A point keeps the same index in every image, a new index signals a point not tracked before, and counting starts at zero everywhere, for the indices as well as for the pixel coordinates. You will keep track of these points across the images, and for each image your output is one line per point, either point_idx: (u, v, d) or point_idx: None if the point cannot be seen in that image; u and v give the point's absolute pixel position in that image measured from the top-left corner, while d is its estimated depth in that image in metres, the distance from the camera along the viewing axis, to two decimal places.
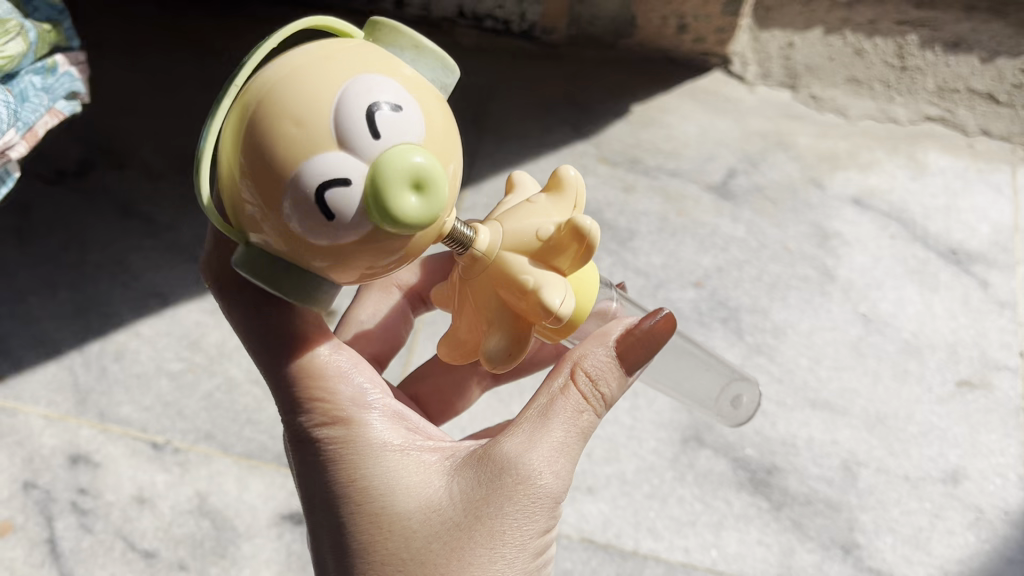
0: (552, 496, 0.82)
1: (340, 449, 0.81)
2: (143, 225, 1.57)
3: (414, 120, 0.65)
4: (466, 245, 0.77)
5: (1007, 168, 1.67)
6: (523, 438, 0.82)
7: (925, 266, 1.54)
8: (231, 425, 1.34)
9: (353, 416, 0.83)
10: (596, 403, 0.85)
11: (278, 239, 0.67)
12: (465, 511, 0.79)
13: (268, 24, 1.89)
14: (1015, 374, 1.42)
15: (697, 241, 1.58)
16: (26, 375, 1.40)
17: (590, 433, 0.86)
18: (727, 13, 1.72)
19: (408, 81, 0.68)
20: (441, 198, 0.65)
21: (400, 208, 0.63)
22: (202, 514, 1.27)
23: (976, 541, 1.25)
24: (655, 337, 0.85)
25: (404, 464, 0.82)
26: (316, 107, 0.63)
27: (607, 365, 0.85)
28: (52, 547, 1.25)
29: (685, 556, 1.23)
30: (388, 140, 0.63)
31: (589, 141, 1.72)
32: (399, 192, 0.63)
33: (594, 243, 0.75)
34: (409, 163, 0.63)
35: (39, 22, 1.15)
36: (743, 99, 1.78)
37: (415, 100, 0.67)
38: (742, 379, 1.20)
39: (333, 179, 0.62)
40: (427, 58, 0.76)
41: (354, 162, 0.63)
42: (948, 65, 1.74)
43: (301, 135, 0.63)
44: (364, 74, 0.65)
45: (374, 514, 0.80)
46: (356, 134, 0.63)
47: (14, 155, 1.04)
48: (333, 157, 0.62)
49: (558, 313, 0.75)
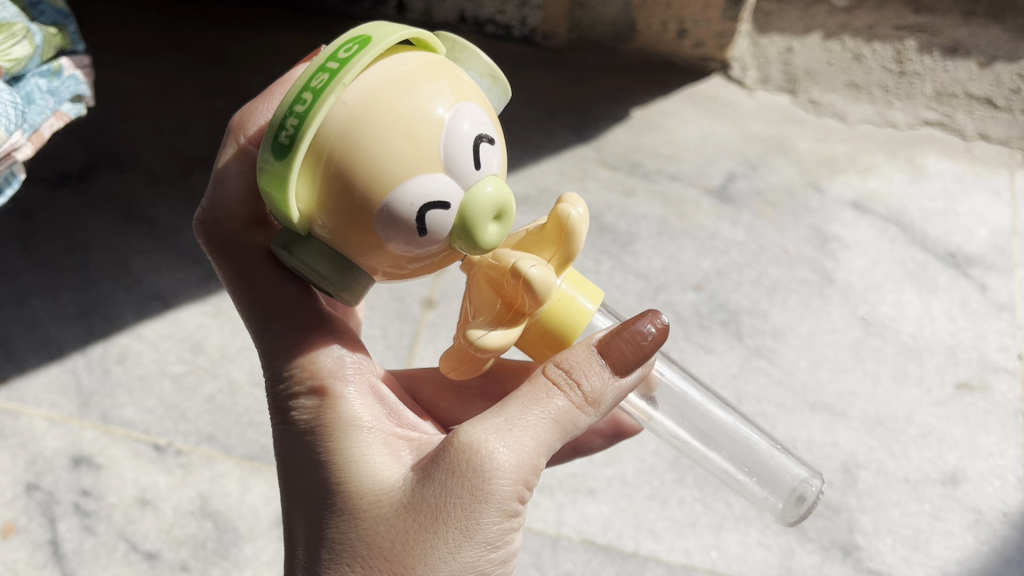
0: (509, 478, 0.75)
1: (306, 415, 0.81)
2: (145, 228, 1.58)
3: (498, 155, 0.70)
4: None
5: (1005, 172, 1.68)
6: (483, 420, 0.77)
7: (924, 269, 1.55)
8: (233, 427, 1.35)
9: (324, 381, 0.81)
10: (570, 393, 0.78)
11: (346, 238, 0.69)
12: (414, 488, 0.76)
13: (270, 30, 1.91)
14: (1014, 377, 1.42)
15: (697, 245, 1.58)
16: (28, 377, 1.40)
17: (572, 425, 0.79)
18: (726, 18, 1.73)
19: (493, 114, 0.72)
20: (510, 225, 0.71)
21: (483, 236, 0.68)
22: (204, 515, 1.27)
23: (976, 542, 1.26)
24: (643, 334, 0.79)
25: (365, 437, 0.80)
26: (424, 128, 0.65)
27: (583, 352, 0.78)
28: (55, 548, 1.25)
29: (686, 557, 1.23)
30: (484, 171, 0.68)
31: (590, 145, 1.73)
32: (487, 223, 0.68)
33: (574, 227, 0.76)
34: (491, 194, 0.67)
35: (45, 25, 1.17)
36: (742, 104, 1.80)
37: (499, 133, 0.71)
38: (812, 476, 1.02)
39: (434, 200, 0.66)
40: (498, 90, 0.78)
41: (453, 185, 0.66)
42: (946, 70, 1.75)
43: (408, 151, 0.65)
44: (468, 102, 0.68)
45: (330, 485, 0.78)
46: (461, 161, 0.66)
47: (20, 156, 1.06)
48: (436, 179, 0.66)
49: (531, 280, 0.72)
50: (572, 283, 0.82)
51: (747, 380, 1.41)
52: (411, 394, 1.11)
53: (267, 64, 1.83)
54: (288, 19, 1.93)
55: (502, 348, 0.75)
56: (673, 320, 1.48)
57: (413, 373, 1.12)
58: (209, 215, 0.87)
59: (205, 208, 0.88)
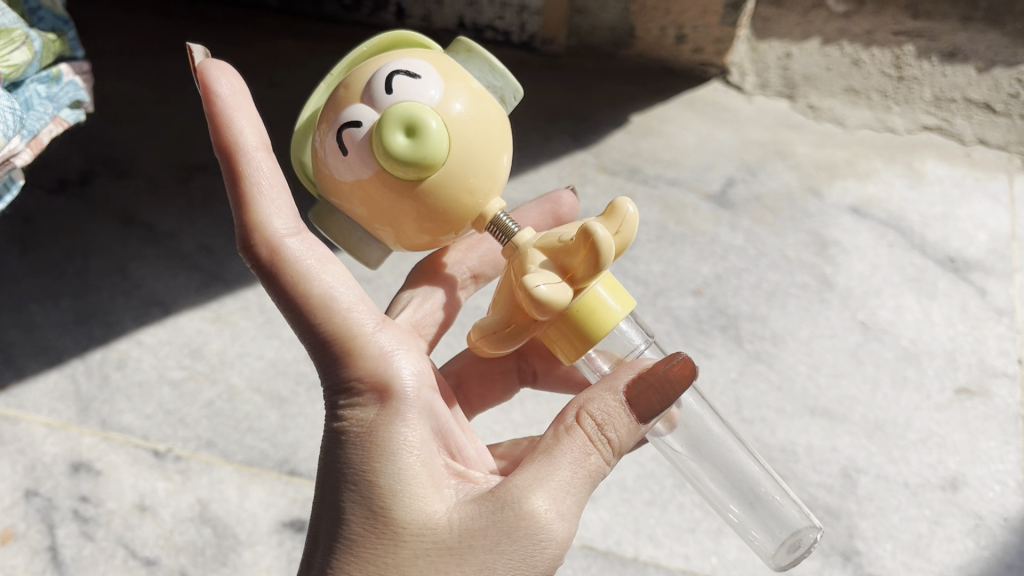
0: (554, 545, 0.78)
1: (360, 433, 0.80)
2: (145, 234, 1.59)
3: (428, 87, 0.83)
4: (509, 237, 0.88)
5: (1004, 177, 1.68)
6: (535, 476, 0.78)
7: (923, 274, 1.55)
8: (232, 433, 1.35)
9: (385, 404, 0.81)
10: (602, 450, 0.80)
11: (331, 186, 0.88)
12: (463, 536, 0.77)
13: (270, 37, 1.92)
14: (1014, 381, 1.42)
15: (697, 250, 1.59)
16: (27, 383, 1.40)
17: (600, 478, 0.82)
18: (725, 24, 1.73)
19: (445, 68, 0.86)
20: (426, 142, 0.79)
21: (386, 141, 0.79)
22: (203, 521, 1.27)
23: (976, 547, 1.25)
24: (670, 386, 0.81)
25: (420, 471, 0.80)
26: (360, 75, 0.85)
27: (616, 409, 0.81)
28: (54, 555, 1.24)
29: (686, 563, 1.23)
30: (396, 96, 0.82)
31: (589, 151, 1.73)
32: (392, 130, 0.79)
33: (594, 245, 0.78)
34: (400, 112, 0.79)
35: (44, 31, 1.17)
36: (741, 109, 1.81)
37: (441, 78, 0.84)
38: (812, 526, 0.99)
39: (349, 121, 0.83)
40: (477, 63, 0.94)
41: (369, 110, 0.82)
42: (945, 75, 1.75)
43: (344, 93, 0.85)
44: (413, 58, 0.86)
45: (376, 511, 0.78)
46: (377, 91, 0.82)
47: (20, 162, 1.06)
48: (356, 108, 0.83)
49: (530, 298, 0.78)
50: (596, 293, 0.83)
51: (747, 385, 1.41)
52: (460, 392, 1.12)
53: (268, 70, 1.84)
54: (290, 27, 1.95)
55: (500, 346, 0.85)
56: (672, 325, 1.48)
57: (456, 369, 1.12)
58: (266, 225, 0.80)
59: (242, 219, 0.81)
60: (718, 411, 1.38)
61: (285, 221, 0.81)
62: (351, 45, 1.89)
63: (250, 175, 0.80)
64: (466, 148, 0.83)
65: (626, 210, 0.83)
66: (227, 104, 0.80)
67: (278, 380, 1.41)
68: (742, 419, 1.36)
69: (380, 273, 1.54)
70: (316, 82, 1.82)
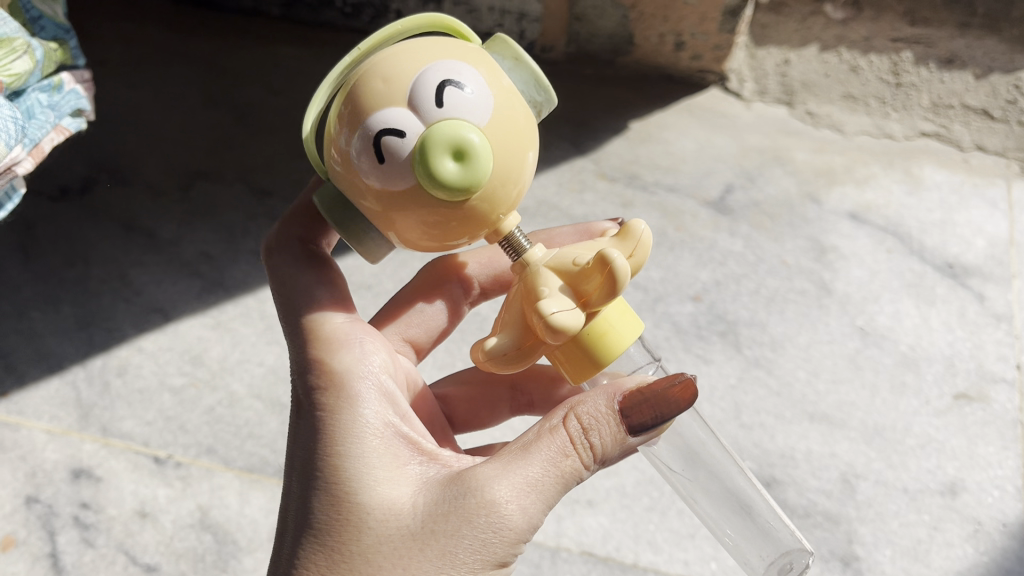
0: (514, 532, 0.78)
1: (322, 414, 0.81)
2: (146, 241, 1.59)
3: (477, 109, 0.77)
4: (519, 254, 0.86)
5: (1002, 183, 1.69)
6: (500, 465, 0.79)
7: (922, 279, 1.56)
8: (233, 439, 1.35)
9: (350, 388, 0.83)
10: (581, 453, 0.81)
11: (354, 188, 0.81)
12: (424, 522, 0.77)
13: (271, 43, 1.94)
14: (1012, 387, 1.42)
15: (695, 256, 1.59)
16: (29, 390, 1.40)
17: (575, 481, 0.82)
18: (723, 31, 1.74)
19: (494, 81, 0.80)
20: (477, 170, 0.76)
21: (437, 169, 0.75)
22: (204, 528, 1.27)
23: (975, 553, 1.25)
24: (667, 403, 0.81)
25: (381, 456, 0.81)
26: (403, 73, 0.77)
27: (604, 415, 0.81)
28: (54, 561, 1.24)
29: (685, 569, 1.23)
30: (447, 110, 0.76)
31: (589, 158, 1.74)
32: (440, 154, 0.75)
33: (614, 276, 0.77)
34: (459, 135, 0.75)
35: (46, 40, 1.17)
36: (740, 115, 1.82)
37: (492, 95, 0.79)
38: (802, 549, 1.01)
39: (391, 129, 0.76)
40: (522, 72, 0.85)
41: (416, 121, 0.76)
42: (942, 81, 1.77)
43: (383, 89, 0.77)
44: (466, 65, 0.79)
45: (338, 495, 0.79)
46: (425, 101, 0.76)
47: (20, 170, 1.06)
48: (398, 113, 0.76)
49: (547, 319, 0.77)
50: (611, 317, 0.83)
51: (746, 391, 1.41)
52: (447, 416, 1.13)
53: (268, 78, 1.86)
54: (291, 34, 1.96)
55: (510, 366, 0.83)
56: (672, 331, 1.48)
57: (447, 394, 1.13)
58: (281, 245, 0.92)
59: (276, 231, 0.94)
60: (717, 416, 1.38)
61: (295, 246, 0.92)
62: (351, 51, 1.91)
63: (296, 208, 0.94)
64: (502, 174, 0.79)
65: (639, 233, 0.82)
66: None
67: (279, 387, 1.41)
68: (741, 424, 1.37)
69: (380, 280, 1.55)
70: (316, 89, 1.83)
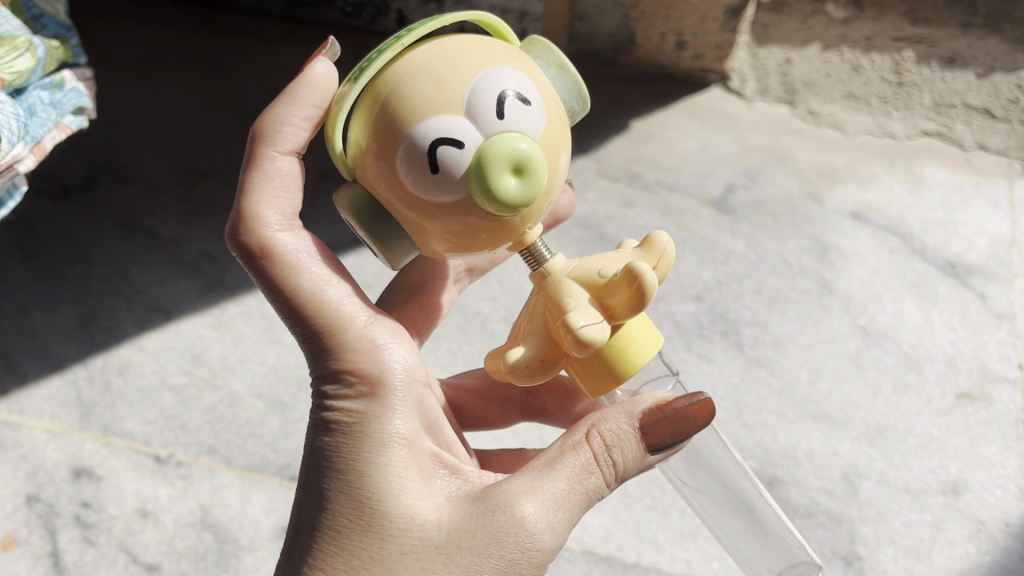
0: (540, 554, 0.78)
1: (350, 423, 0.81)
2: (148, 241, 1.59)
3: (533, 120, 0.78)
4: (541, 263, 0.86)
5: (1004, 182, 1.69)
6: (529, 482, 0.80)
7: (924, 279, 1.56)
8: (234, 438, 1.35)
9: (380, 399, 0.82)
10: (604, 470, 0.81)
11: (393, 192, 0.79)
12: (451, 537, 0.78)
13: (273, 43, 1.94)
14: (1014, 386, 1.42)
15: (697, 256, 1.59)
16: (30, 390, 1.40)
17: (595, 499, 0.83)
18: (724, 30, 1.74)
19: (544, 91, 0.81)
20: (533, 186, 0.77)
21: (498, 184, 0.75)
22: (205, 527, 1.27)
23: (977, 553, 1.25)
24: (684, 424, 0.83)
25: (408, 467, 0.80)
26: (457, 77, 0.76)
27: (625, 433, 0.82)
28: (55, 561, 1.24)
29: (687, 568, 1.23)
30: (507, 122, 0.76)
31: (590, 158, 1.74)
32: (501, 170, 0.75)
33: (645, 291, 0.77)
34: (517, 148, 0.75)
35: (47, 38, 1.17)
36: (742, 115, 1.82)
37: (542, 102, 0.80)
38: (810, 561, 1.04)
39: (449, 138, 0.75)
40: (565, 80, 0.87)
41: (474, 131, 0.75)
42: (944, 81, 1.77)
43: (438, 92, 0.76)
44: (518, 73, 0.79)
45: (363, 504, 0.78)
46: (485, 111, 0.75)
47: (22, 168, 1.06)
48: (455, 122, 0.75)
49: (579, 332, 0.77)
50: (634, 329, 0.84)
51: (747, 390, 1.41)
52: (457, 406, 1.13)
53: (270, 77, 1.85)
54: (293, 34, 1.96)
55: (535, 378, 0.82)
56: (673, 331, 1.48)
57: (459, 385, 1.13)
58: (258, 218, 0.82)
59: (235, 220, 0.83)
60: (719, 416, 1.38)
61: (278, 218, 0.83)
62: (353, 50, 1.90)
63: (264, 168, 0.83)
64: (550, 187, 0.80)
65: (664, 245, 0.82)
66: (303, 96, 0.82)
67: (280, 385, 1.41)
68: (742, 424, 1.37)
69: (381, 279, 1.55)
70: None
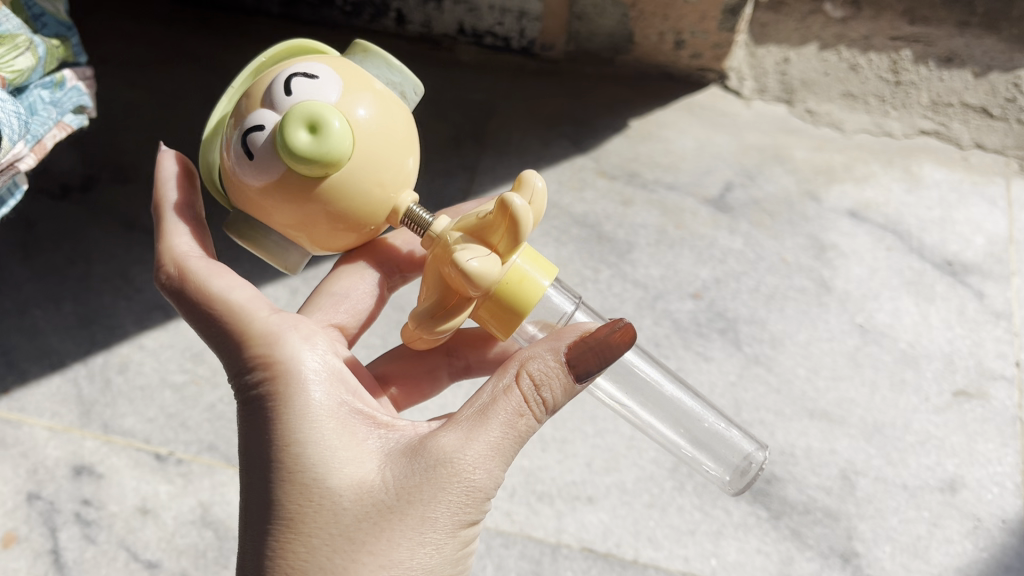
0: (483, 491, 0.81)
1: (276, 410, 0.81)
2: (147, 239, 1.59)
3: (326, 91, 0.81)
4: (424, 228, 0.87)
5: (1000, 181, 1.70)
6: (461, 433, 0.80)
7: (922, 277, 1.56)
8: (234, 436, 1.36)
9: (298, 381, 0.82)
10: (534, 409, 0.82)
11: (238, 193, 0.84)
12: (398, 495, 0.79)
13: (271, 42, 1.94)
14: (1011, 384, 1.43)
15: (695, 254, 1.59)
16: (30, 388, 1.41)
17: (530, 436, 0.84)
18: (723, 30, 1.74)
19: (343, 72, 0.84)
20: (332, 138, 0.77)
21: (291, 141, 0.76)
22: (205, 524, 1.28)
23: (974, 549, 1.26)
24: (612, 349, 0.82)
25: (341, 442, 0.81)
26: (258, 84, 0.83)
27: (553, 369, 0.82)
28: (56, 558, 1.25)
29: (685, 565, 1.23)
30: (297, 95, 0.79)
31: (589, 156, 1.75)
32: (295, 126, 0.76)
33: (518, 219, 0.79)
34: (306, 108, 0.76)
35: (47, 37, 1.17)
36: (739, 114, 1.82)
37: (338, 78, 0.83)
38: (756, 447, 1.07)
39: (252, 126, 0.80)
40: (373, 60, 0.91)
41: (272, 114, 0.80)
42: (941, 79, 1.76)
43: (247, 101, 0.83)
44: (320, 65, 0.84)
45: (307, 484, 0.79)
46: (277, 97, 0.80)
47: (23, 166, 1.07)
48: (258, 112, 0.80)
49: (468, 271, 0.78)
50: (526, 259, 0.86)
51: (746, 387, 1.41)
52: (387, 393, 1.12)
53: None
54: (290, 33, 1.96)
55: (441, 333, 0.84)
56: (672, 329, 1.49)
57: (383, 371, 1.12)
58: (174, 250, 0.86)
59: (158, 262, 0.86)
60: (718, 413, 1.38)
61: (193, 246, 0.87)
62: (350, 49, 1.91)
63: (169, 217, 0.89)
64: (369, 152, 0.81)
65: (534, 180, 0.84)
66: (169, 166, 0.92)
67: None
68: (741, 421, 1.37)
69: None
70: None
